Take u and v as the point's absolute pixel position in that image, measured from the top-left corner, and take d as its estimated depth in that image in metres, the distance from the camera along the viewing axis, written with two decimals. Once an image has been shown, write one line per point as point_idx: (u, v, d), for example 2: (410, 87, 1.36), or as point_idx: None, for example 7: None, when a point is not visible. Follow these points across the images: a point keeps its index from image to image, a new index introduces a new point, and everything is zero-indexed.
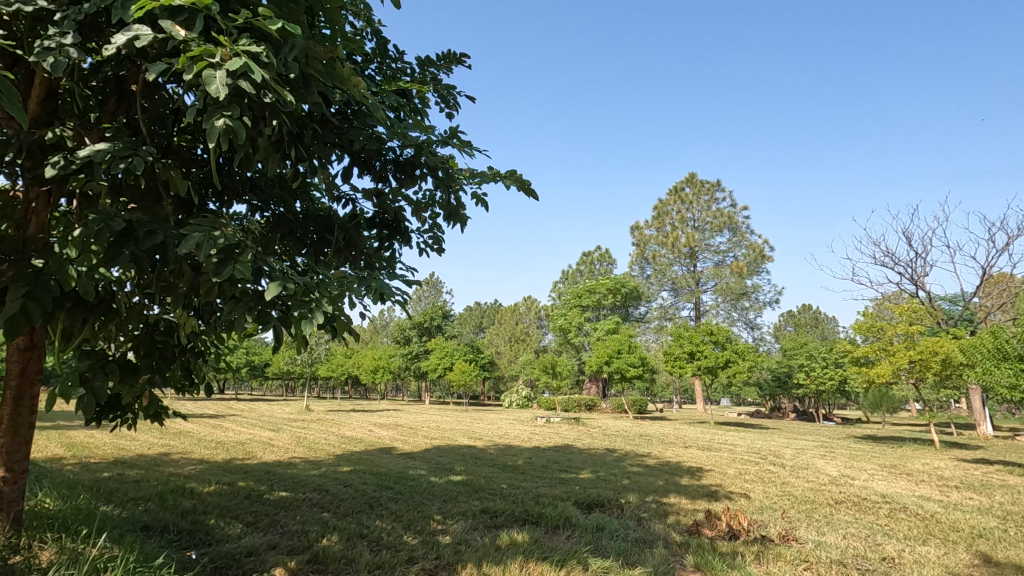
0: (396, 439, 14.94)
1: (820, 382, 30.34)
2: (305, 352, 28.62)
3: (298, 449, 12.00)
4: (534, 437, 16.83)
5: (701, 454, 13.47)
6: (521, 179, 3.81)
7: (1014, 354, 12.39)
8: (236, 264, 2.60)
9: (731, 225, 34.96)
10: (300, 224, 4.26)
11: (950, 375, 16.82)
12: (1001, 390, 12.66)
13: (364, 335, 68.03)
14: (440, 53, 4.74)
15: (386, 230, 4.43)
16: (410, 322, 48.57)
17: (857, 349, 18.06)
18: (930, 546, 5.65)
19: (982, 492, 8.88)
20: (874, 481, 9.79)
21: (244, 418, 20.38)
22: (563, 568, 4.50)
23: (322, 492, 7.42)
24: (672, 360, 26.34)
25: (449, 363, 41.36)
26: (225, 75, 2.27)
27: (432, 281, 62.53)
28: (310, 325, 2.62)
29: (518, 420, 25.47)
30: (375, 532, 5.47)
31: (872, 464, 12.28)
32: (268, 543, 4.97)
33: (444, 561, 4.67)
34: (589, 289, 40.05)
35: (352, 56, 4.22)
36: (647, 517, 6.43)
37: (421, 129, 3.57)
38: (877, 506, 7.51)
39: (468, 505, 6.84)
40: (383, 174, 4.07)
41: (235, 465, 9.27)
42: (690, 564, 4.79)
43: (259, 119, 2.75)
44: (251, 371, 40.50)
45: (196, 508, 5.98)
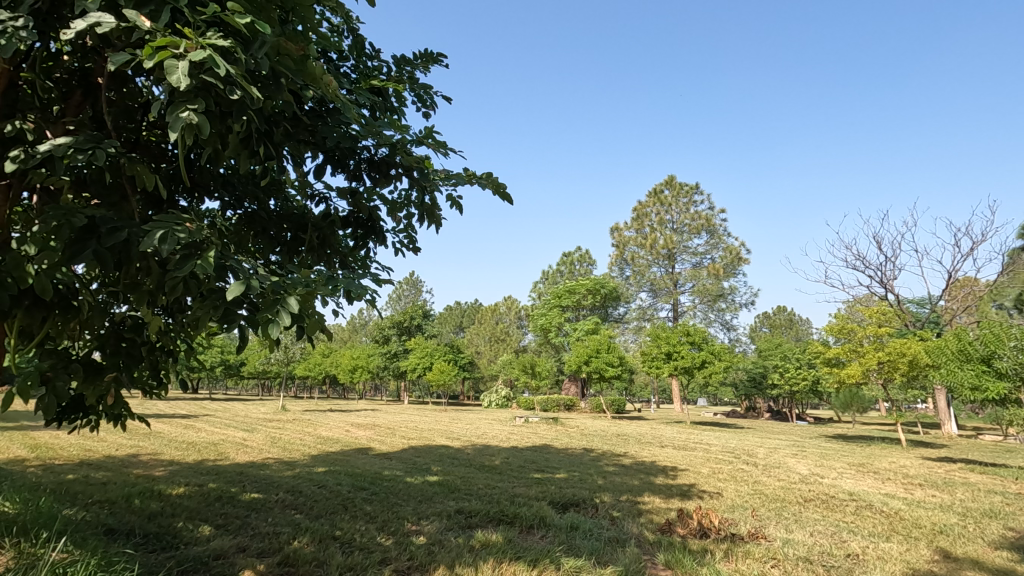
0: (373, 439, 14.85)
1: (794, 383, 30.93)
2: (282, 351, 28.31)
3: (273, 450, 11.85)
4: (512, 437, 16.88)
5: (676, 453, 13.65)
6: (496, 182, 3.82)
7: (976, 356, 12.83)
8: (199, 261, 2.57)
9: (708, 228, 35.44)
10: (273, 223, 4.20)
11: (916, 375, 17.34)
12: (963, 391, 13.08)
13: (342, 335, 67.40)
14: (417, 53, 4.72)
15: (361, 230, 4.39)
16: (389, 321, 48.21)
17: (829, 350, 18.48)
18: (893, 542, 5.81)
19: (944, 489, 9.18)
20: (843, 479, 10.04)
21: (217, 419, 20.03)
22: (536, 567, 4.54)
23: (296, 493, 7.33)
24: (650, 360, 26.64)
25: (428, 362, 41.21)
26: (188, 66, 2.24)
27: (412, 281, 62.22)
28: (277, 325, 2.59)
29: (496, 420, 25.54)
30: (348, 534, 5.42)
31: (841, 463, 12.59)
32: (238, 546, 4.88)
33: (417, 562, 4.66)
34: (569, 289, 40.27)
35: (327, 53, 4.19)
36: (621, 516, 6.50)
37: (395, 128, 3.55)
38: (844, 503, 7.71)
39: (443, 505, 6.83)
40: (357, 173, 4.04)
41: (206, 467, 9.13)
42: (662, 562, 4.86)
43: (227, 114, 2.70)
44: (225, 371, 39.88)
45: (164, 510, 5.88)
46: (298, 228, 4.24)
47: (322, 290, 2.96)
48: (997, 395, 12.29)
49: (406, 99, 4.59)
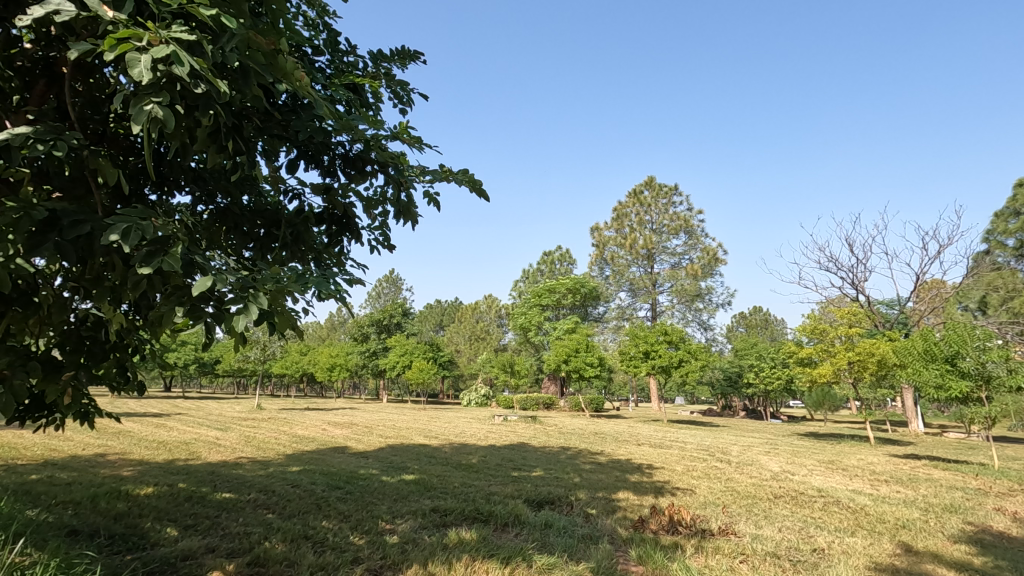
0: (349, 438, 14.71)
1: (768, 382, 31.49)
2: (258, 348, 27.87)
3: (246, 449, 11.63)
4: (491, 435, 16.90)
5: (652, 451, 13.79)
6: (472, 179, 3.82)
7: (941, 356, 13.19)
8: (166, 256, 2.52)
9: (687, 228, 35.84)
10: (245, 218, 4.12)
11: (885, 375, 17.81)
12: (929, 390, 13.47)
13: (321, 333, 66.61)
14: (394, 49, 4.69)
15: (335, 226, 4.34)
16: (368, 319, 47.79)
17: (802, 350, 18.86)
18: (857, 537, 5.98)
19: (909, 486, 9.46)
20: (812, 476, 10.27)
21: (190, 417, 19.64)
22: (508, 565, 4.56)
23: (268, 493, 7.21)
24: (628, 360, 26.86)
25: (408, 361, 40.97)
26: (152, 61, 2.21)
27: (391, 278, 61.73)
28: (246, 320, 2.55)
29: (475, 418, 25.51)
30: (321, 533, 5.38)
31: (811, 460, 12.88)
32: (207, 547, 4.81)
33: (389, 561, 4.63)
34: (549, 288, 40.34)
35: (301, 49, 4.16)
36: (595, 513, 6.56)
37: (369, 123, 3.51)
38: (813, 500, 7.88)
39: (418, 505, 6.79)
40: (331, 169, 4.01)
41: (177, 466, 8.94)
42: (633, 557, 4.93)
43: (193, 108, 2.66)
44: (199, 368, 39.11)
45: (130, 511, 5.74)
46: (272, 225, 4.18)
47: (292, 287, 2.92)
48: (960, 394, 12.73)
49: (382, 95, 4.56)
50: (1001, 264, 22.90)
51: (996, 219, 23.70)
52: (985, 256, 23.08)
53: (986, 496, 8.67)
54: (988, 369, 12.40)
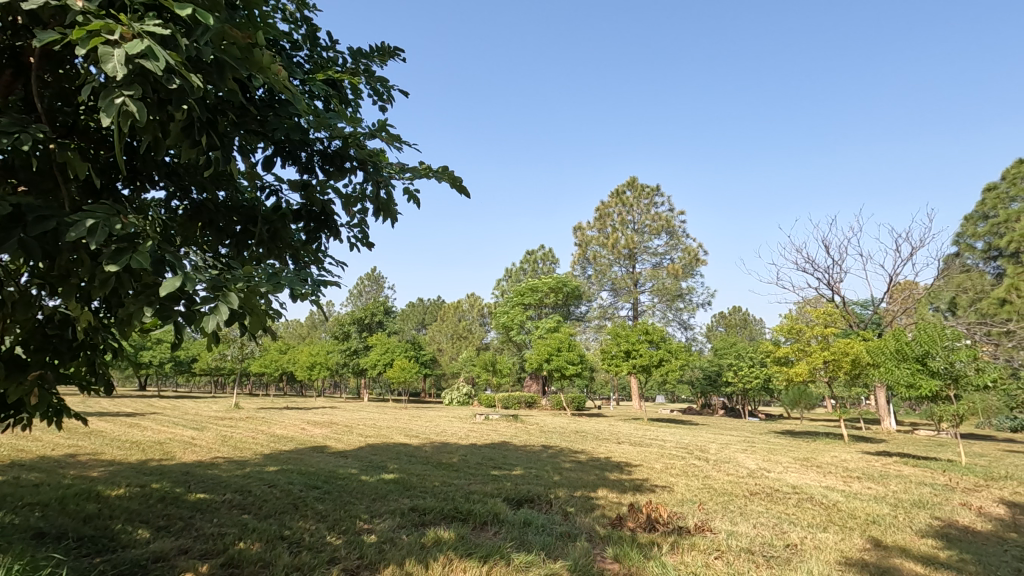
0: (329, 437, 14.59)
1: (746, 381, 31.96)
2: (236, 347, 27.45)
3: (222, 449, 11.45)
4: (472, 434, 16.86)
5: (632, 449, 13.92)
6: (452, 176, 3.81)
7: (912, 355, 13.52)
8: (134, 254, 2.46)
9: (668, 229, 36.19)
10: (221, 214, 4.05)
11: (858, 374, 18.21)
12: (900, 389, 13.81)
13: (301, 331, 65.86)
14: (374, 45, 4.65)
15: (313, 223, 4.29)
16: (349, 317, 47.35)
17: (780, 350, 19.19)
18: (829, 532, 6.11)
19: (880, 482, 9.70)
20: (787, 473, 10.46)
21: (165, 417, 19.25)
22: (486, 563, 4.57)
23: (244, 493, 7.12)
24: (609, 359, 27.03)
25: (389, 359, 40.71)
26: (123, 54, 2.15)
27: (373, 276, 61.29)
28: (217, 321, 2.51)
29: (457, 417, 25.44)
30: (297, 533, 5.33)
31: (787, 457, 13.10)
32: (180, 548, 4.73)
33: (366, 561, 4.60)
34: (531, 287, 40.38)
35: (279, 43, 4.10)
36: (574, 511, 6.61)
37: (348, 121, 3.47)
38: (787, 496, 8.03)
39: (396, 504, 6.75)
40: (309, 165, 3.97)
41: (150, 467, 8.76)
42: (610, 555, 4.96)
43: (166, 101, 2.59)
44: (175, 366, 38.38)
45: (100, 513, 5.60)
46: (248, 221, 4.10)
47: (265, 286, 2.88)
48: (930, 392, 13.06)
49: (361, 92, 4.53)
50: (970, 265, 23.60)
51: (967, 222, 24.33)
52: (955, 258, 23.77)
53: (953, 492, 8.92)
54: (957, 368, 12.74)
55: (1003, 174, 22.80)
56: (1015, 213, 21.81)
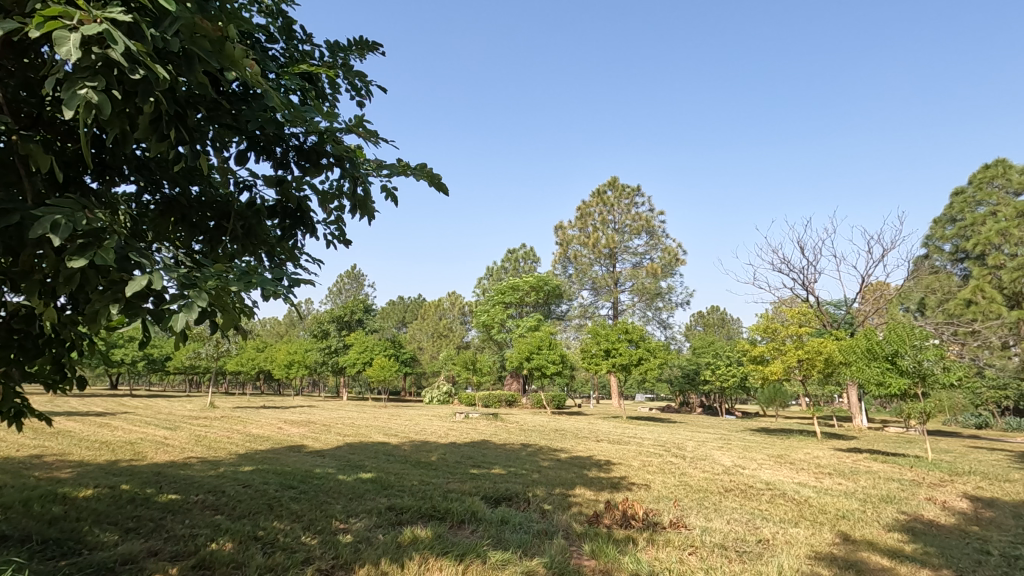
0: (306, 437, 14.41)
1: (724, 379, 32.45)
2: (211, 345, 26.94)
3: (196, 449, 11.23)
4: (452, 433, 16.82)
5: (611, 447, 14.03)
6: (431, 173, 3.79)
7: (882, 354, 13.86)
8: (99, 249, 2.41)
9: (648, 229, 36.48)
10: (194, 210, 3.97)
11: (831, 372, 18.62)
12: (871, 387, 14.15)
13: (279, 329, 64.96)
14: (352, 39, 4.60)
15: (288, 220, 4.23)
16: (328, 315, 46.81)
17: (755, 349, 19.51)
18: (800, 527, 6.24)
19: (849, 478, 9.96)
20: (761, 470, 10.66)
21: (137, 416, 18.78)
22: (462, 561, 4.56)
23: (218, 493, 7.01)
24: (589, 357, 27.18)
25: (368, 357, 40.40)
26: (82, 40, 2.10)
27: (353, 274, 60.73)
28: (186, 319, 2.46)
29: (436, 417, 25.28)
30: (271, 534, 5.25)
31: (761, 454, 13.35)
32: (149, 550, 4.63)
33: (341, 561, 4.56)
34: (512, 286, 40.33)
35: (253, 36, 4.04)
36: (551, 509, 6.64)
37: (324, 115, 3.42)
38: (760, 492, 8.19)
39: (374, 503, 6.71)
40: (284, 161, 3.92)
41: (121, 467, 8.55)
42: (586, 552, 5.00)
43: (133, 94, 2.54)
44: (148, 364, 37.49)
45: (67, 515, 5.45)
46: (221, 217, 4.02)
47: (236, 285, 2.81)
48: (899, 390, 13.39)
49: (339, 86, 4.48)
50: (938, 267, 24.25)
51: (935, 225, 24.91)
52: (924, 259, 24.42)
53: (920, 488, 9.16)
54: (924, 367, 13.11)
55: (970, 179, 23.45)
56: (981, 216, 22.40)
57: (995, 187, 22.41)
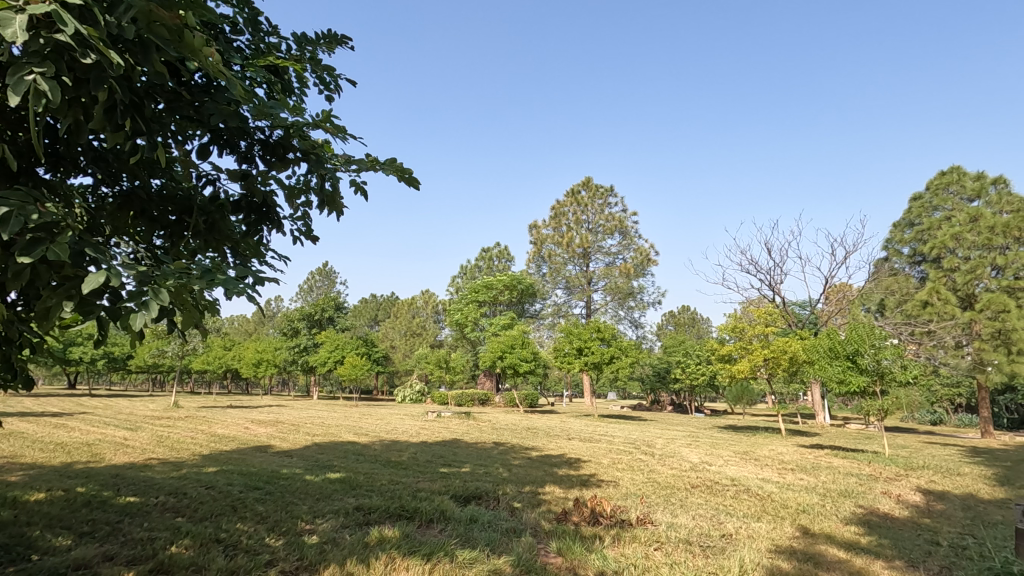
0: (274, 437, 14.12)
1: (693, 378, 33.05)
2: (176, 343, 26.23)
3: (158, 449, 10.94)
4: (423, 432, 16.76)
5: (581, 445, 14.15)
6: (400, 168, 3.76)
7: (843, 353, 14.28)
8: (51, 246, 2.31)
9: (621, 229, 36.86)
10: (154, 204, 3.83)
11: (796, 371, 19.13)
12: (832, 384, 14.60)
13: (248, 327, 63.58)
14: (320, 32, 4.53)
15: (253, 215, 4.13)
16: (298, 312, 45.90)
17: (723, 348, 19.89)
18: (762, 521, 6.41)
19: (810, 473, 10.28)
20: (727, 466, 10.92)
21: (96, 417, 18.09)
22: (429, 561, 4.53)
23: (179, 495, 6.81)
24: (562, 356, 27.42)
25: (339, 356, 39.92)
26: (28, 23, 2.01)
27: (325, 271, 59.90)
28: (145, 317, 2.37)
29: (408, 416, 25.11)
30: (234, 536, 5.13)
31: (728, 451, 13.66)
32: (104, 555, 4.48)
33: (306, 562, 4.50)
34: (485, 285, 40.27)
35: (217, 26, 3.94)
36: (520, 507, 6.66)
37: (290, 110, 3.35)
38: (726, 488, 8.37)
39: (341, 504, 6.62)
40: (249, 155, 3.84)
41: (76, 469, 8.25)
42: (553, 549, 5.04)
43: (85, 82, 2.44)
44: (109, 363, 36.20)
45: (16, 519, 5.24)
46: (183, 212, 3.91)
47: (199, 282, 2.71)
48: (858, 388, 13.86)
49: (306, 80, 4.41)
50: (897, 269, 25.00)
51: (895, 229, 25.54)
52: (883, 262, 25.25)
53: (877, 482, 9.51)
54: (883, 365, 13.57)
55: (927, 185, 24.24)
56: (937, 221, 22.96)
57: (950, 193, 23.22)
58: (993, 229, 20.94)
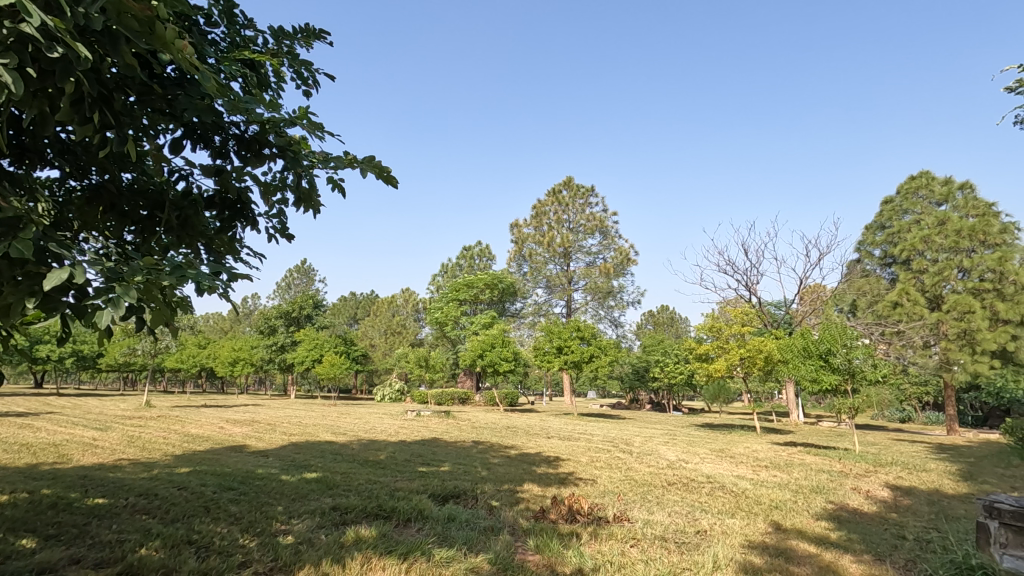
0: (250, 436, 13.89)
1: (672, 376, 33.44)
2: (147, 341, 25.55)
3: (128, 450, 10.67)
4: (402, 431, 16.66)
5: (561, 443, 14.23)
6: (379, 166, 3.73)
7: (816, 353, 14.60)
8: (13, 241, 2.24)
9: (602, 229, 37.08)
10: (124, 198, 3.73)
11: (771, 370, 19.47)
12: (806, 383, 14.91)
13: (224, 325, 62.41)
14: (298, 26, 4.47)
15: (227, 211, 4.08)
16: (275, 310, 45.14)
17: (701, 347, 20.15)
18: (736, 518, 6.53)
19: (784, 470, 10.50)
20: (703, 463, 11.09)
21: (65, 417, 17.57)
22: (406, 560, 4.51)
23: (149, 496, 6.66)
24: (542, 355, 27.52)
25: (317, 355, 39.43)
26: None
27: (303, 269, 59.08)
28: (112, 315, 2.31)
29: (387, 415, 24.93)
30: (206, 537, 5.04)
31: (704, 449, 13.86)
32: (71, 558, 4.37)
33: (281, 563, 4.45)
34: (467, 284, 40.14)
35: (191, 18, 3.86)
36: (499, 505, 6.67)
37: (266, 106, 3.30)
38: (701, 485, 8.50)
39: (317, 503, 6.54)
40: (223, 150, 3.78)
41: (42, 470, 8.01)
42: (531, 547, 5.06)
43: (50, 73, 2.37)
44: (77, 361, 35.15)
45: None
46: (155, 207, 3.81)
47: (169, 279, 2.64)
48: (830, 386, 14.20)
49: (283, 75, 4.35)
50: (869, 271, 25.60)
51: (867, 231, 26.13)
52: (856, 264, 25.85)
53: (847, 478, 9.75)
54: (855, 364, 13.91)
55: (898, 189, 24.86)
56: (907, 224, 23.60)
57: (919, 197, 23.84)
58: (959, 232, 21.60)
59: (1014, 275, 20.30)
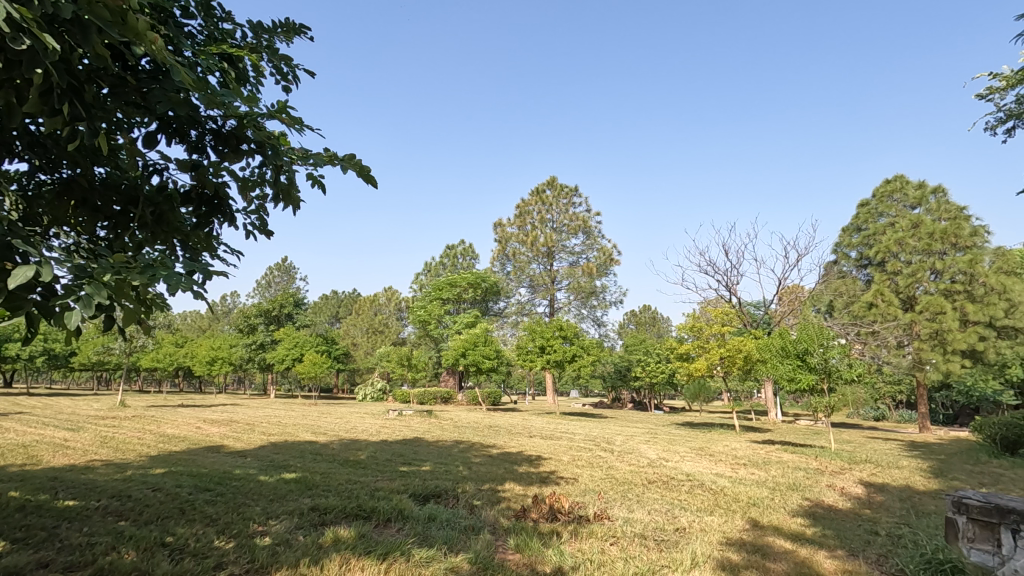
0: (228, 437, 13.66)
1: (654, 375, 33.71)
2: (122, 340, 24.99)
3: (101, 451, 10.43)
4: (383, 430, 16.51)
5: (543, 442, 14.26)
6: (359, 164, 3.70)
7: (793, 352, 14.84)
8: None
9: (585, 229, 37.22)
10: (96, 193, 3.63)
11: (750, 368, 19.74)
12: (784, 382, 15.15)
13: (202, 324, 61.30)
14: (277, 21, 4.41)
15: (204, 207, 3.98)
16: (255, 308, 44.46)
17: (682, 347, 20.35)
18: (715, 515, 6.61)
19: (762, 467, 10.66)
20: (683, 461, 11.21)
21: (34, 417, 17.08)
22: (385, 561, 4.48)
23: (123, 497, 6.52)
24: (525, 354, 27.55)
25: (298, 354, 38.94)
26: None
27: (284, 267, 58.32)
28: (80, 315, 2.24)
29: (368, 414, 24.75)
30: (181, 539, 4.95)
31: (684, 447, 14.01)
32: (39, 561, 4.26)
33: (257, 564, 4.38)
34: (450, 282, 40.01)
35: (167, 10, 3.78)
36: (479, 505, 6.67)
37: (244, 100, 3.23)
38: (681, 483, 8.58)
39: (296, 504, 6.46)
40: (199, 145, 3.70)
41: (10, 472, 7.79)
42: (511, 546, 5.06)
43: (16, 64, 2.29)
44: (49, 360, 34.20)
45: None
46: (129, 202, 3.71)
47: (140, 278, 2.57)
48: (808, 385, 14.45)
49: (263, 69, 4.28)
50: (845, 272, 26.09)
51: (844, 233, 26.62)
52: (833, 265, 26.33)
53: (823, 475, 9.93)
54: (831, 363, 14.18)
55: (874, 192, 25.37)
56: (882, 227, 24.10)
57: (894, 200, 24.38)
58: (931, 235, 22.12)
59: (984, 277, 20.88)
